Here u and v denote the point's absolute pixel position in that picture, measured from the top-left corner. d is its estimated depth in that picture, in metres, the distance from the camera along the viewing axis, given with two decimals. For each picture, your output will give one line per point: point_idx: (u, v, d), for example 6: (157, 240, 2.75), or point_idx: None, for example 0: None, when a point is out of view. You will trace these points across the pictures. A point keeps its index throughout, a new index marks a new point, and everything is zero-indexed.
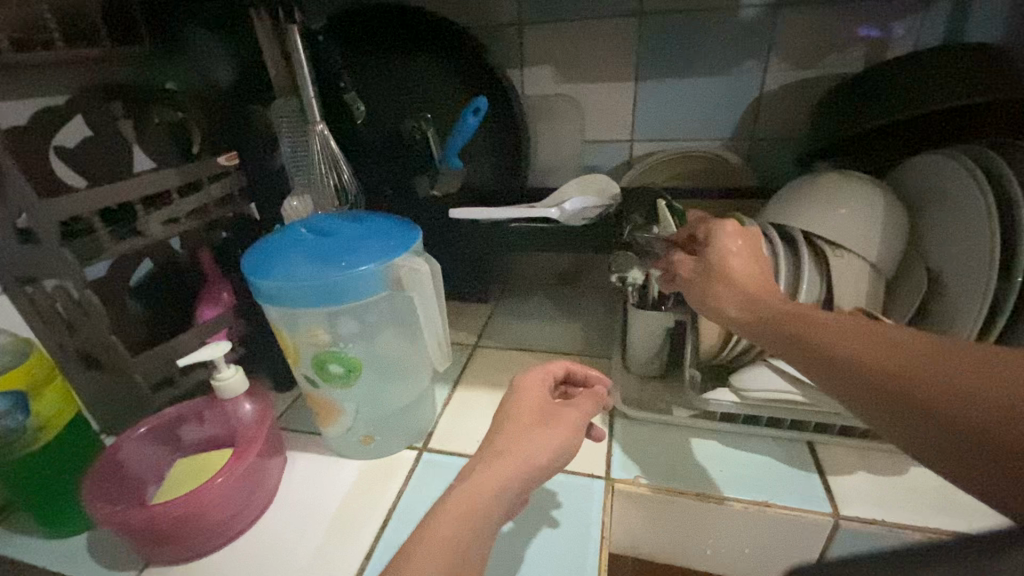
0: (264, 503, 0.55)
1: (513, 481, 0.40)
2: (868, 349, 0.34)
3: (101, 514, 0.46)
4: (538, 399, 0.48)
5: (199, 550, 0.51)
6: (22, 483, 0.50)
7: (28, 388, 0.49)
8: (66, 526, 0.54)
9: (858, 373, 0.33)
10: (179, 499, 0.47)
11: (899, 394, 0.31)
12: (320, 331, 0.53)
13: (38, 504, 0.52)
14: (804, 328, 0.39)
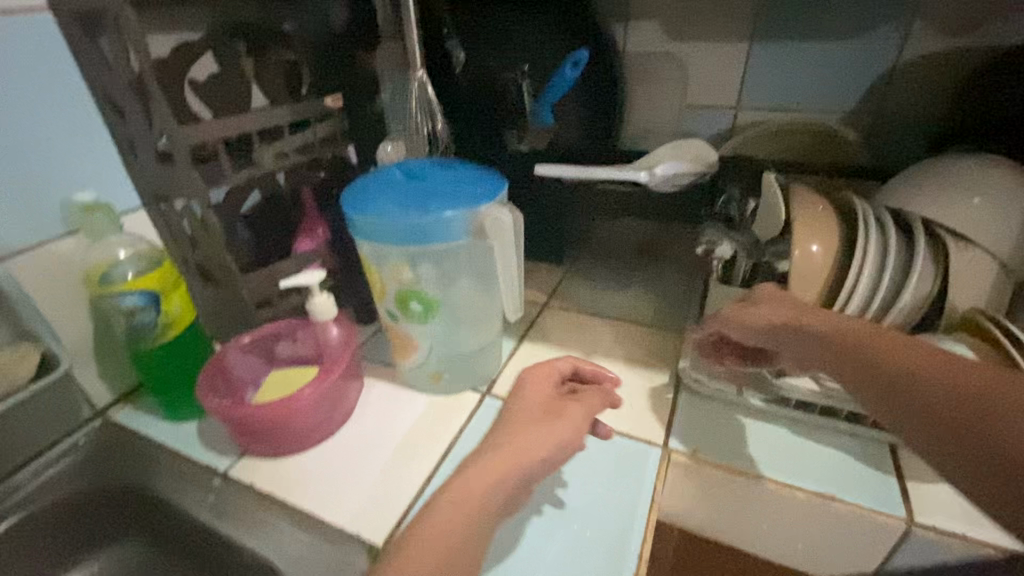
0: (342, 420, 0.61)
1: (514, 471, 0.43)
2: (938, 374, 0.37)
3: (214, 405, 0.54)
4: (544, 395, 0.51)
5: (285, 451, 0.57)
6: (152, 369, 0.60)
7: (162, 291, 0.57)
8: (179, 412, 0.62)
9: (917, 389, 0.37)
10: (275, 403, 0.54)
11: (972, 426, 0.34)
12: (404, 269, 0.56)
13: (162, 389, 0.61)
14: (846, 337, 0.42)
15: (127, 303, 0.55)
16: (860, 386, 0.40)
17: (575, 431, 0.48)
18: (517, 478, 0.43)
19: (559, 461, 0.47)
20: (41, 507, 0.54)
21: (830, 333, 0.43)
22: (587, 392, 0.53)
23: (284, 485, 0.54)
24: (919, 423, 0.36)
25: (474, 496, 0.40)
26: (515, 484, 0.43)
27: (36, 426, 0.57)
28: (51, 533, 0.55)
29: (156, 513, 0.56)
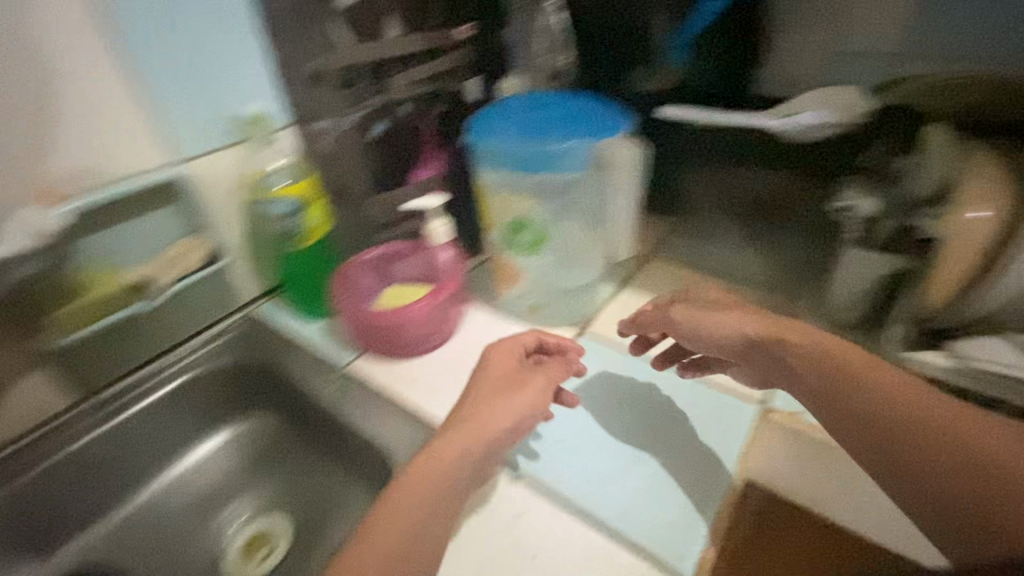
0: (447, 337, 0.66)
1: (475, 447, 0.44)
2: (923, 415, 0.39)
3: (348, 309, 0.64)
4: (508, 365, 0.51)
5: (396, 359, 0.64)
6: (292, 270, 0.68)
7: (305, 201, 0.64)
8: (311, 311, 0.71)
9: (907, 434, 0.39)
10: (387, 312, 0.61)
11: (956, 475, 0.36)
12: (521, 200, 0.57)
13: (298, 289, 0.70)
14: (844, 373, 0.42)
15: (279, 209, 0.63)
16: (844, 421, 0.41)
17: (535, 405, 0.48)
18: (475, 454, 0.44)
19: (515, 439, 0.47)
20: (208, 371, 0.66)
21: (809, 357, 0.44)
22: (552, 360, 0.53)
23: (395, 382, 0.61)
24: (902, 473, 0.38)
25: (441, 468, 0.42)
26: (476, 463, 0.44)
27: (207, 305, 0.68)
28: (212, 395, 0.67)
29: (290, 394, 0.65)
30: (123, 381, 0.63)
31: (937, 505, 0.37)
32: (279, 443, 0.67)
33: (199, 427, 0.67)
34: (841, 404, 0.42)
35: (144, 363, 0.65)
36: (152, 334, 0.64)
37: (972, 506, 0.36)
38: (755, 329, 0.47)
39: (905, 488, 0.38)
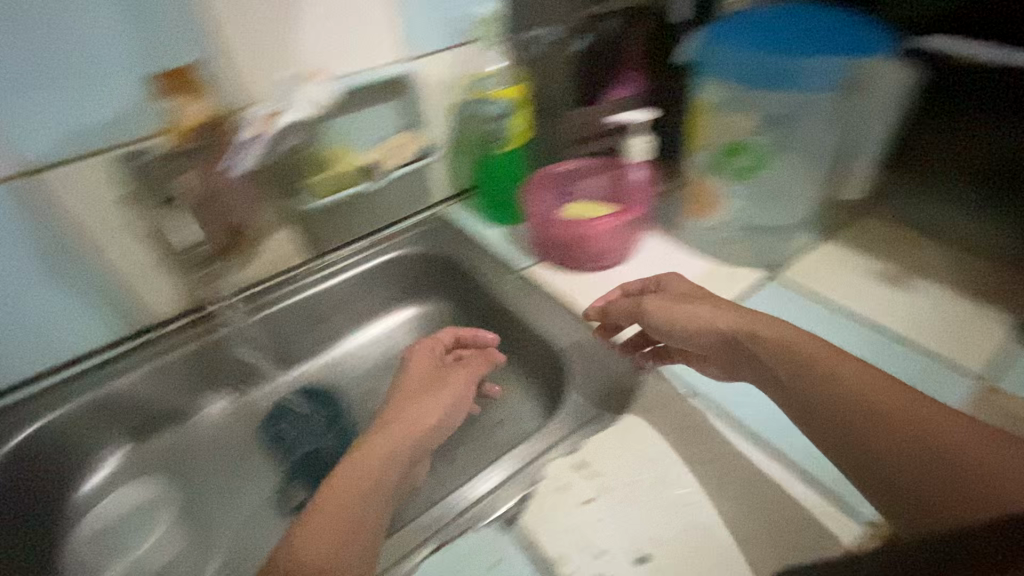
0: (622, 259, 0.66)
1: (410, 441, 0.46)
2: (875, 404, 0.39)
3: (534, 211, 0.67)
4: (428, 366, 0.55)
5: (574, 270, 0.67)
6: (485, 173, 0.72)
7: (512, 105, 0.67)
8: (494, 215, 0.75)
9: (872, 419, 0.39)
10: (574, 223, 0.63)
11: (931, 469, 0.36)
12: (746, 117, 0.58)
13: (487, 192, 0.73)
14: (791, 351, 0.44)
15: (490, 110, 0.67)
16: (806, 415, 0.42)
17: (457, 398, 0.52)
18: (406, 450, 0.45)
19: (445, 432, 0.51)
20: (398, 258, 0.74)
21: (773, 347, 0.45)
22: (470, 357, 0.59)
23: (572, 288, 0.65)
24: (865, 464, 0.39)
25: (368, 471, 0.43)
26: (410, 459, 0.46)
27: (402, 200, 0.75)
28: (401, 276, 0.76)
29: (469, 286, 0.72)
30: (333, 254, 0.73)
31: (902, 489, 0.37)
32: (453, 325, 0.76)
33: (384, 302, 0.76)
34: (796, 394, 0.43)
35: (352, 241, 0.74)
36: (359, 217, 0.73)
37: (934, 489, 0.36)
38: (725, 323, 0.48)
39: (875, 482, 0.38)
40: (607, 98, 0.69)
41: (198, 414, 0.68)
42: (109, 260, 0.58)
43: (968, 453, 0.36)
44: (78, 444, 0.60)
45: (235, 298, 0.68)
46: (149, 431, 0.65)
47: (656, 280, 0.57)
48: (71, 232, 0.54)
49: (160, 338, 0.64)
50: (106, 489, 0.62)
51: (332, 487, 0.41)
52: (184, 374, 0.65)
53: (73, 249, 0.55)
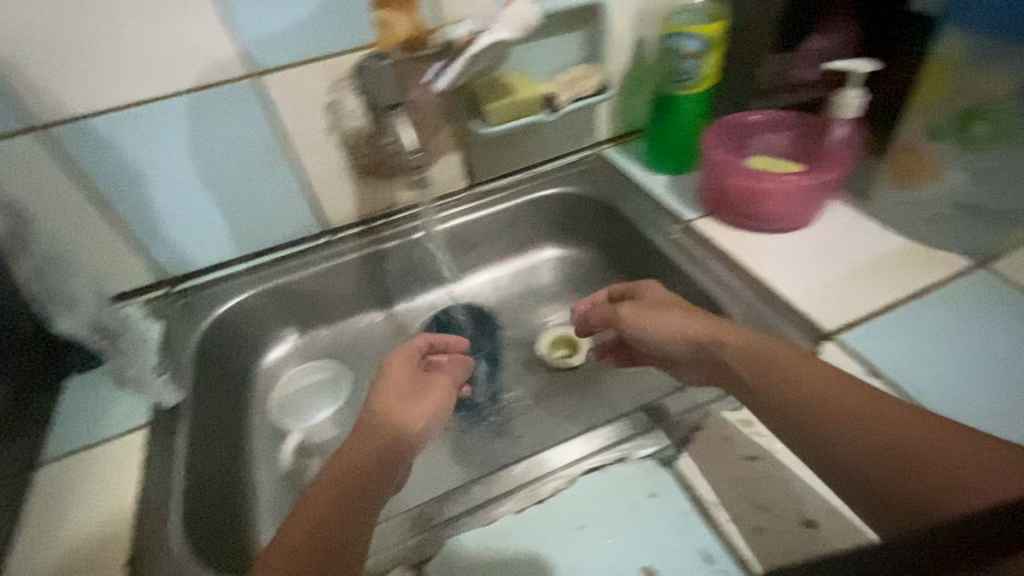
0: (798, 224, 0.63)
1: (396, 453, 0.42)
2: (834, 399, 0.37)
3: (715, 157, 0.64)
4: (407, 374, 0.49)
5: (742, 226, 0.64)
6: (663, 117, 0.69)
7: (711, 44, 0.61)
8: (661, 163, 0.73)
9: (831, 411, 0.37)
10: (767, 174, 0.60)
11: (890, 452, 0.34)
12: (998, 81, 0.49)
13: (659, 138, 0.71)
14: (751, 349, 0.43)
15: (687, 47, 0.61)
16: (769, 415, 0.41)
17: (444, 402, 0.48)
18: (402, 455, 0.43)
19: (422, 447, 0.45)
20: (554, 195, 0.75)
21: (735, 351, 0.43)
22: (447, 365, 0.53)
23: (740, 247, 0.62)
24: (835, 463, 0.36)
25: (352, 484, 0.39)
26: (404, 458, 0.43)
27: (563, 137, 0.75)
28: (554, 214, 0.77)
29: (625, 231, 0.71)
30: (490, 183, 0.75)
31: (873, 485, 0.34)
32: (599, 270, 0.77)
33: (530, 240, 0.78)
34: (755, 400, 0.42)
35: (509, 173, 0.76)
36: (521, 150, 0.74)
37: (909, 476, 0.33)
38: (692, 330, 0.46)
39: (848, 480, 0.35)
40: (806, 49, 0.64)
41: (356, 317, 0.75)
42: (307, 163, 0.64)
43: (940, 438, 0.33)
44: (259, 324, 0.69)
45: (398, 216, 0.73)
46: (316, 323, 0.73)
47: (632, 285, 0.55)
48: (284, 134, 0.61)
49: (336, 242, 0.71)
50: (279, 367, 0.71)
51: (306, 505, 0.38)
52: (351, 278, 0.71)
53: (284, 149, 0.62)
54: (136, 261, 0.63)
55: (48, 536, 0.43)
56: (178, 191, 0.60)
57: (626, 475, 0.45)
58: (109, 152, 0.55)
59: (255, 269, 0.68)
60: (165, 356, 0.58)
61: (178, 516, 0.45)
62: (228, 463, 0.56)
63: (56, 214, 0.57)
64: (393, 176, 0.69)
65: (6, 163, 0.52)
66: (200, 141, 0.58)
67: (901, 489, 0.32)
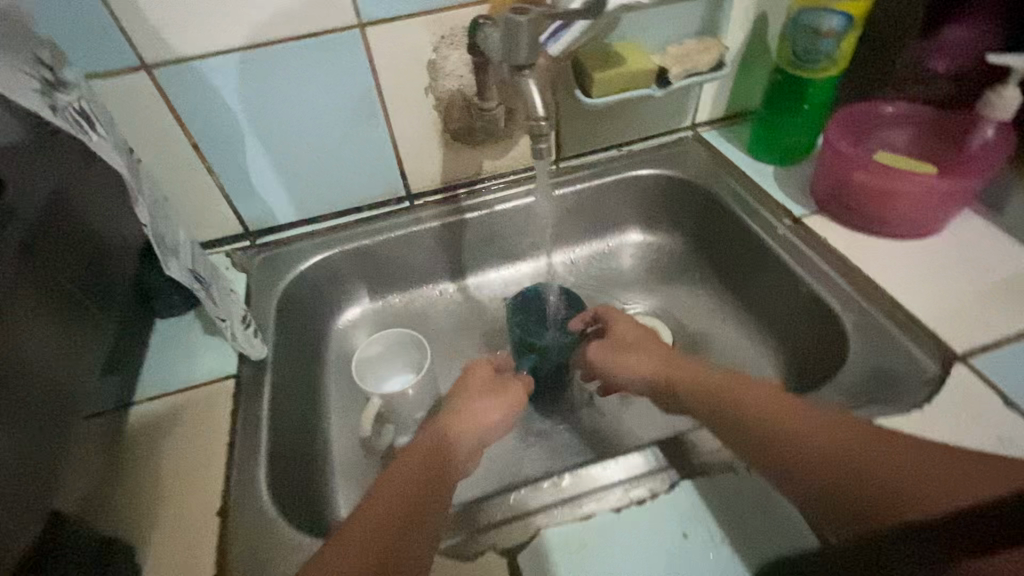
0: (922, 230, 0.58)
1: (451, 454, 0.44)
2: (788, 428, 0.41)
3: (836, 147, 0.59)
4: (486, 378, 0.53)
5: (853, 224, 0.60)
6: (781, 100, 0.64)
7: (853, 23, 0.56)
8: (768, 149, 0.68)
9: (793, 439, 0.40)
10: (904, 173, 0.55)
11: (858, 467, 0.37)
12: None
13: (770, 122, 0.66)
14: (704, 386, 0.48)
15: (824, 24, 0.56)
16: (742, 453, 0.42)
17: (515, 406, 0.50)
18: (456, 455, 0.44)
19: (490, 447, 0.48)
20: (648, 176, 0.70)
21: (695, 388, 0.48)
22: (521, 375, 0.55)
23: (858, 252, 0.58)
24: (807, 486, 0.38)
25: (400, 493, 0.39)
26: (457, 462, 0.44)
27: (662, 113, 0.71)
28: (645, 197, 0.72)
29: (724, 222, 0.67)
30: (579, 159, 0.72)
31: (861, 507, 0.36)
32: (686, 262, 0.73)
33: (614, 224, 0.74)
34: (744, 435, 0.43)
35: (601, 149, 0.72)
36: (617, 126, 0.70)
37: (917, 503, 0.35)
38: (657, 367, 0.52)
39: (828, 505, 0.37)
40: (941, 39, 0.58)
41: (429, 287, 0.73)
42: (400, 123, 0.62)
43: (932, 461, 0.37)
44: (337, 284, 0.68)
45: (483, 186, 0.70)
46: (391, 288, 0.71)
47: (600, 316, 0.58)
48: (382, 91, 0.58)
49: (418, 208, 0.68)
50: (353, 329, 0.70)
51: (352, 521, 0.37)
52: (430, 246, 0.69)
53: (380, 107, 0.60)
54: (226, 210, 0.63)
55: (147, 476, 0.45)
56: (272, 143, 0.59)
57: (736, 489, 0.41)
58: (213, 98, 0.54)
59: (337, 228, 0.67)
60: (251, 310, 0.58)
61: (266, 474, 0.45)
62: (308, 419, 0.56)
63: (157, 156, 0.57)
64: (484, 143, 0.65)
65: (116, 101, 0.52)
66: (301, 93, 0.56)
67: (878, 501, 0.36)
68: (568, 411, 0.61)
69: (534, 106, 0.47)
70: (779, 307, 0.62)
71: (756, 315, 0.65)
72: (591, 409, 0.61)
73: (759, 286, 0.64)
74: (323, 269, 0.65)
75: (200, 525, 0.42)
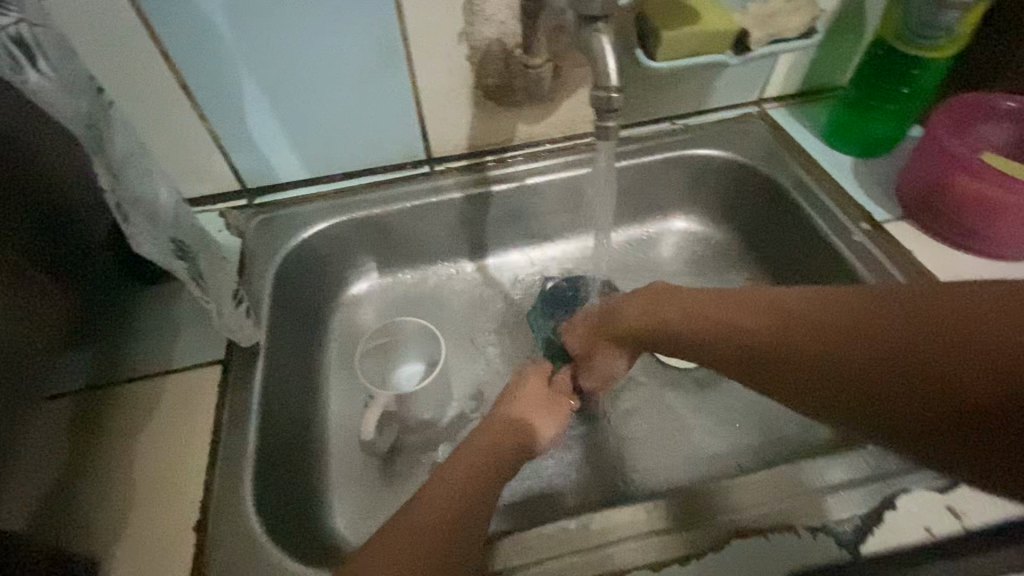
0: (1022, 253, 0.50)
1: (473, 479, 0.38)
2: (809, 346, 0.35)
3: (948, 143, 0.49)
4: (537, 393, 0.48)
5: (942, 237, 0.52)
6: (873, 79, 0.55)
7: None
8: (850, 136, 0.58)
9: (823, 361, 0.34)
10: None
11: (899, 372, 0.30)
12: None
13: (856, 104, 0.57)
14: (699, 322, 0.41)
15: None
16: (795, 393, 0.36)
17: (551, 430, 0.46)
18: (481, 482, 0.38)
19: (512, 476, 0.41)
20: (704, 157, 0.61)
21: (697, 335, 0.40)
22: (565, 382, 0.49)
23: (950, 273, 0.50)
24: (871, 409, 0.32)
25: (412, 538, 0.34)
26: (480, 488, 0.38)
27: (729, 83, 0.60)
28: (697, 180, 0.63)
29: (789, 220, 0.58)
30: (636, 128, 0.62)
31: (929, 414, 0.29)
32: (735, 258, 0.65)
33: (656, 209, 0.66)
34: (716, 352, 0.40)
35: (654, 120, 0.62)
36: (676, 94, 0.60)
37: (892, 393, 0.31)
38: (641, 320, 0.44)
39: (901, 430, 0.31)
40: None
41: (445, 264, 0.65)
42: (426, 76, 0.52)
43: (934, 344, 0.30)
44: (342, 255, 0.60)
45: (514, 154, 0.61)
46: (402, 262, 0.64)
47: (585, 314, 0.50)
48: (408, 36, 0.49)
49: (438, 174, 0.60)
50: (358, 305, 0.63)
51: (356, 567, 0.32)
52: (449, 220, 0.61)
53: (403, 55, 0.50)
54: (220, 163, 0.55)
55: (118, 474, 0.39)
56: (273, 88, 0.50)
57: (799, 553, 0.36)
58: (203, 29, 0.45)
59: (345, 191, 0.59)
60: (242, 283, 0.51)
61: (254, 480, 0.40)
62: (302, 414, 0.50)
63: (137, 95, 0.48)
64: (520, 105, 0.56)
65: (85, 25, 0.43)
66: (309, 30, 0.47)
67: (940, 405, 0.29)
68: (592, 420, 0.54)
69: (603, 72, 0.39)
70: None
71: None
72: (618, 420, 0.54)
73: None
74: (328, 238, 0.58)
75: (174, 538, 0.37)
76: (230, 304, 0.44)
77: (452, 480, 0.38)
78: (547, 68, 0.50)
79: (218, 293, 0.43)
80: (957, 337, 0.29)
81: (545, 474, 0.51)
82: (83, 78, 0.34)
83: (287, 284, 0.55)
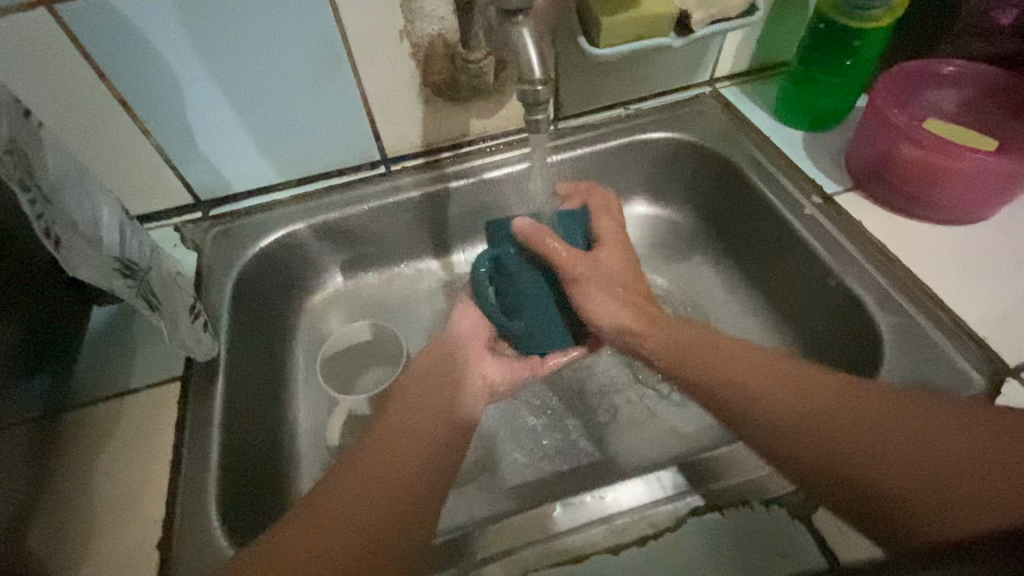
0: (960, 219, 0.51)
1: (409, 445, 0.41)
2: (818, 417, 0.39)
3: (882, 107, 0.51)
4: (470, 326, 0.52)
5: (884, 205, 0.53)
6: (820, 53, 0.55)
7: None
8: (799, 112, 0.59)
9: (821, 433, 0.38)
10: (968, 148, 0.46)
11: (877, 467, 0.36)
12: None
13: (805, 80, 0.57)
14: (736, 361, 0.44)
15: None
16: (778, 446, 0.39)
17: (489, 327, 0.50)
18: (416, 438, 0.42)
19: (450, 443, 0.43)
20: (659, 141, 0.61)
21: (718, 375, 0.44)
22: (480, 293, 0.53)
23: (897, 242, 0.51)
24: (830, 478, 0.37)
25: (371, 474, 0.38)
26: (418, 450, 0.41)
27: (680, 65, 0.61)
28: (655, 163, 0.63)
29: (743, 197, 0.59)
30: (570, 120, 0.62)
31: (870, 503, 0.35)
32: (698, 240, 0.65)
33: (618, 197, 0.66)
34: (732, 422, 0.42)
35: (605, 108, 0.62)
36: (627, 79, 0.60)
37: (874, 482, 0.35)
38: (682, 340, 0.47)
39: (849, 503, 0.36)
40: None
41: (410, 264, 0.65)
42: (371, 77, 0.52)
43: (928, 459, 0.35)
44: (305, 262, 0.60)
45: (469, 149, 0.61)
46: (367, 265, 0.64)
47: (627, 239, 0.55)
48: (348, 39, 0.49)
49: (395, 174, 0.59)
50: (322, 310, 0.63)
51: (327, 500, 0.37)
52: (408, 219, 0.61)
53: (347, 58, 0.50)
54: (172, 178, 0.54)
55: (83, 496, 0.40)
56: (215, 99, 0.50)
57: (753, 526, 0.38)
58: (136, 44, 0.44)
59: (302, 197, 0.58)
60: (200, 298, 0.50)
61: (219, 492, 0.40)
62: (266, 423, 0.50)
63: (76, 116, 0.48)
64: (470, 99, 0.56)
65: (11, 45, 0.42)
66: (250, 38, 0.46)
67: (890, 498, 0.35)
68: (560, 409, 0.55)
69: (528, 65, 0.40)
70: (802, 298, 0.55)
71: (773, 302, 0.59)
72: (586, 407, 0.55)
73: (780, 274, 0.57)
74: (288, 246, 0.57)
75: (137, 556, 0.37)
76: (186, 320, 0.43)
77: (376, 454, 0.40)
78: (490, 62, 0.50)
79: (172, 310, 0.43)
80: (949, 455, 0.35)
81: (515, 464, 0.52)
82: (6, 99, 0.34)
83: (246, 295, 0.54)
